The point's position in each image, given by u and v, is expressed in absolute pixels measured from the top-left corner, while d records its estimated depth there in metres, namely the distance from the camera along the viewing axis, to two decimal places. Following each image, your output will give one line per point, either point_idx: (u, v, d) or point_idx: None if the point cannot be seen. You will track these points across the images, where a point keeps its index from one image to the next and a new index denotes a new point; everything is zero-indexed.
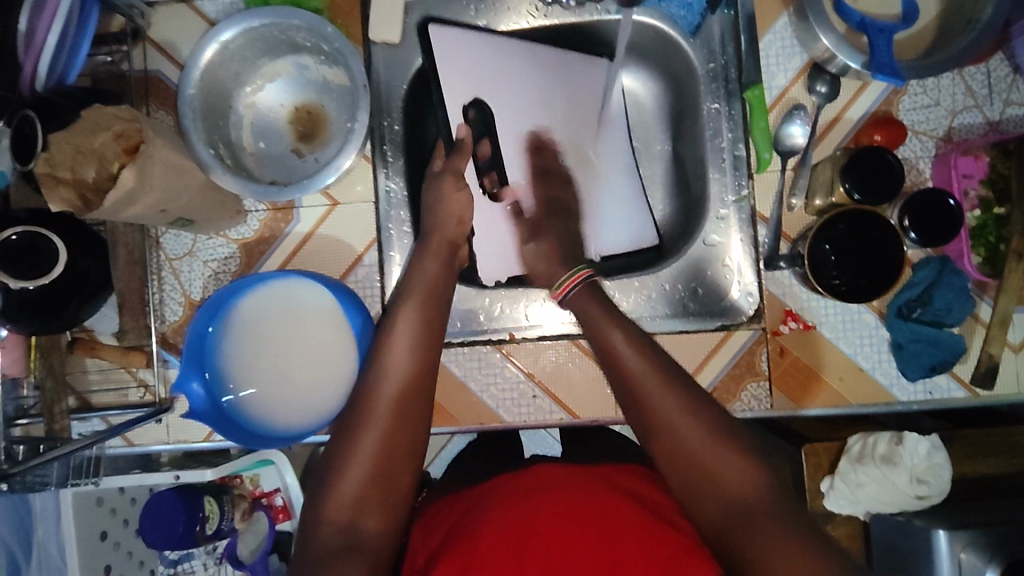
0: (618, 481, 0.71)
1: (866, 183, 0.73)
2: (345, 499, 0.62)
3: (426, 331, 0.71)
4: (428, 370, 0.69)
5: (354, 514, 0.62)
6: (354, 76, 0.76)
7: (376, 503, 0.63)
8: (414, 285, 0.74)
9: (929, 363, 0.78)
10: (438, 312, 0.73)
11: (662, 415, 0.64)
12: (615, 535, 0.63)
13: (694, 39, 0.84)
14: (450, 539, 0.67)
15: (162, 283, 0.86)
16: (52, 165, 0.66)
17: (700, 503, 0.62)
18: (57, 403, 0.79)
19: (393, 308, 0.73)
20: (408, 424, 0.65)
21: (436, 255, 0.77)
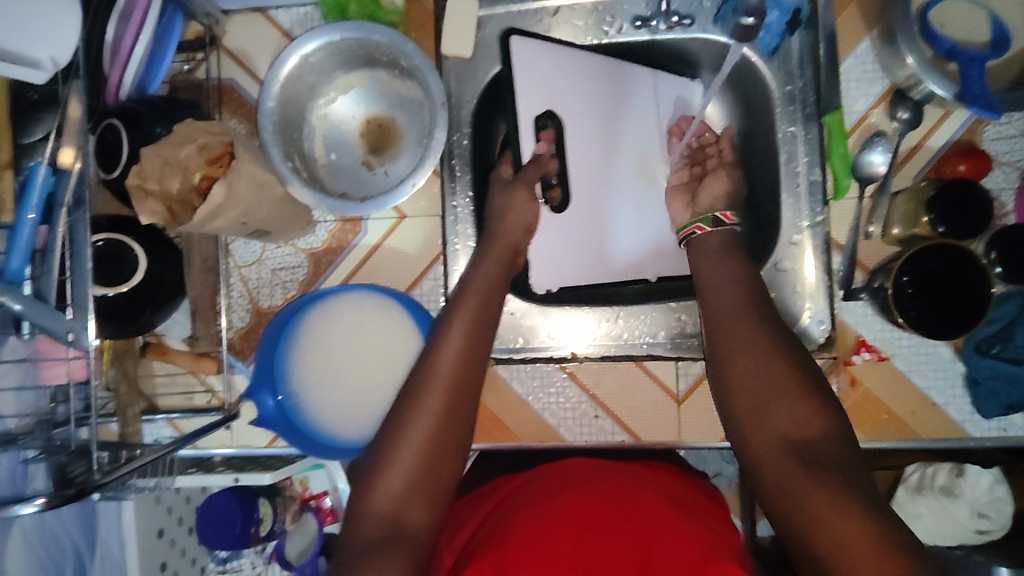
0: (660, 486, 0.72)
1: (951, 217, 0.72)
2: (389, 492, 0.59)
3: (477, 336, 0.67)
4: (474, 368, 0.66)
5: (399, 510, 0.59)
6: (432, 93, 0.76)
7: (422, 495, 0.60)
8: (471, 284, 0.72)
9: (1007, 402, 0.76)
10: (491, 321, 0.70)
11: (745, 358, 0.61)
12: (650, 527, 0.64)
13: (772, 61, 0.82)
14: (483, 540, 0.66)
15: (231, 289, 0.88)
16: (141, 177, 0.66)
17: (765, 425, 0.58)
18: (130, 406, 0.80)
19: (445, 319, 0.70)
20: (455, 429, 0.62)
21: (497, 260, 0.75)
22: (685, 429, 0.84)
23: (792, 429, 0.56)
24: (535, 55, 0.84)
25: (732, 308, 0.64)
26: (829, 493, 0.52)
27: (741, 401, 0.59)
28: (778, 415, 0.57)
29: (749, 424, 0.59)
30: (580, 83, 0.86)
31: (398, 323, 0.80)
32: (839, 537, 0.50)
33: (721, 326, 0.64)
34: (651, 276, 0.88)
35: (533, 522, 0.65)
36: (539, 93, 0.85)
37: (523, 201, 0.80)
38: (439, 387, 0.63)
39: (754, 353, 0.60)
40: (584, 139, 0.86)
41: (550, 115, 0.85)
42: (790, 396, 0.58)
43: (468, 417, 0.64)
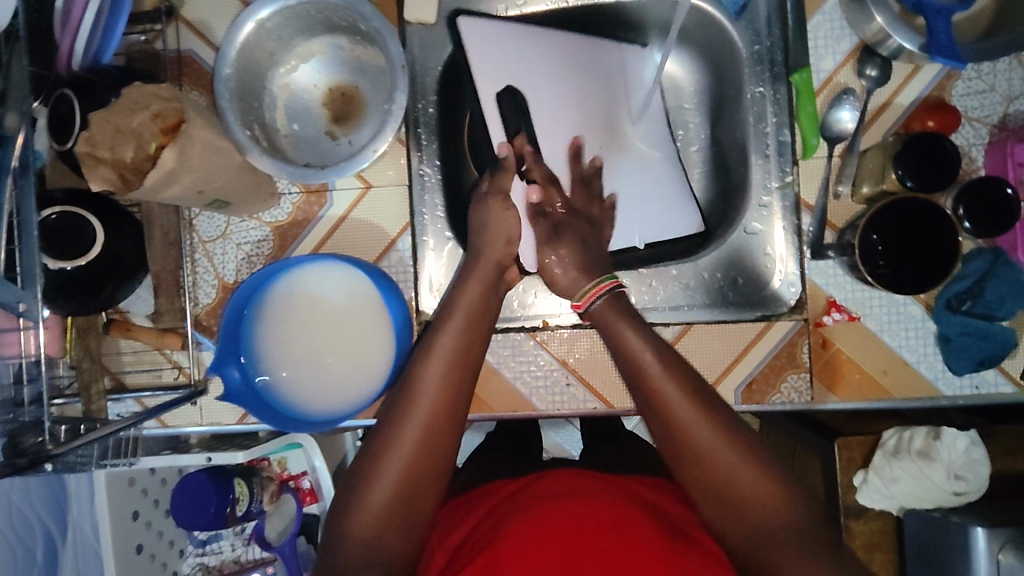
0: (642, 495, 0.72)
1: (920, 169, 0.71)
2: (369, 516, 0.63)
3: (464, 359, 0.69)
4: (458, 389, 0.68)
5: (380, 530, 0.63)
6: (392, 56, 0.75)
7: (400, 517, 0.63)
8: (460, 302, 0.73)
9: (978, 357, 0.76)
10: (479, 336, 0.72)
11: (696, 444, 0.64)
12: (628, 543, 0.63)
13: (739, 21, 0.81)
14: (474, 543, 0.67)
15: (196, 265, 0.86)
16: (92, 144, 0.65)
17: (728, 515, 0.63)
18: (94, 384, 0.78)
19: (436, 327, 0.72)
20: (437, 456, 0.65)
21: (481, 276, 0.76)
22: None
23: (754, 511, 0.61)
24: (486, 34, 0.83)
25: (671, 400, 0.65)
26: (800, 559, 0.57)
27: (698, 489, 0.64)
28: (738, 496, 0.62)
29: (712, 508, 0.63)
30: (539, 53, 0.85)
31: (369, 298, 0.79)
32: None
33: (665, 396, 0.65)
34: (638, 242, 0.87)
35: (519, 526, 0.64)
36: (501, 65, 0.85)
37: (499, 207, 0.79)
38: (421, 419, 0.65)
39: (702, 440, 0.63)
40: (552, 104, 0.87)
41: (511, 90, 0.85)
42: (735, 482, 0.62)
43: (450, 446, 0.66)
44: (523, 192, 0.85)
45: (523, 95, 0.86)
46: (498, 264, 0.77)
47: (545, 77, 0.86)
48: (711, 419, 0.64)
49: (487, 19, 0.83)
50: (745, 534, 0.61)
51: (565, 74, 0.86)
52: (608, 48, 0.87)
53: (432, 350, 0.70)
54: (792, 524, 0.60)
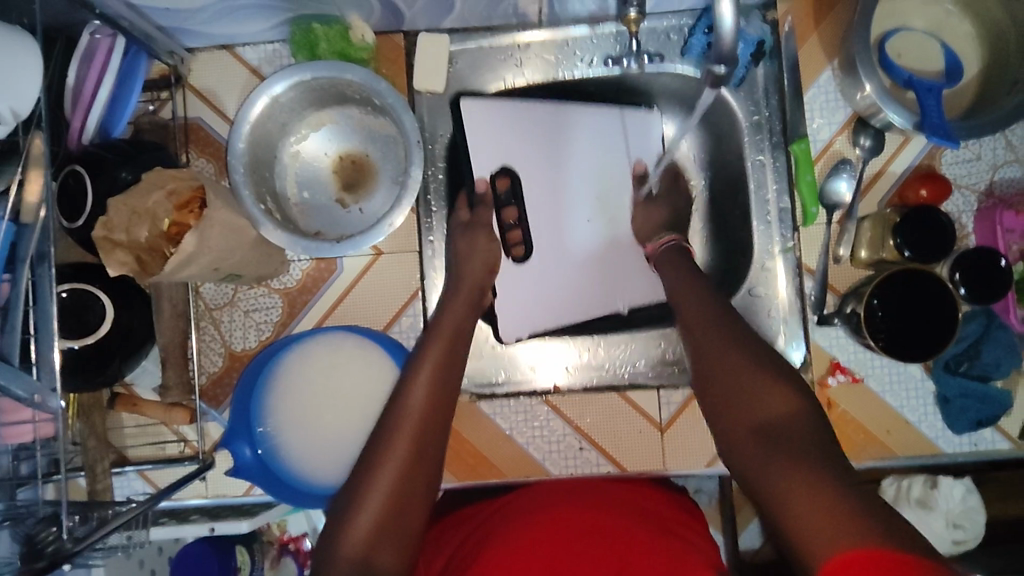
0: (633, 503, 0.72)
1: (917, 240, 0.74)
2: (361, 531, 0.59)
3: (448, 374, 0.69)
4: (447, 403, 0.67)
5: (370, 549, 0.58)
6: (406, 130, 0.76)
7: (390, 535, 0.59)
8: (442, 324, 0.74)
9: (976, 417, 0.79)
10: (464, 346, 0.73)
11: (715, 360, 0.61)
12: (617, 542, 0.63)
13: (739, 91, 0.84)
14: (464, 556, 0.67)
15: (202, 333, 0.85)
16: (108, 228, 0.65)
17: (738, 424, 0.58)
18: (99, 462, 0.77)
19: (417, 352, 0.71)
20: (424, 474, 0.63)
21: (464, 299, 0.77)
22: (670, 456, 0.84)
23: (766, 415, 0.56)
24: (487, 112, 0.86)
25: (700, 314, 0.66)
26: (801, 476, 0.51)
27: (714, 392, 0.60)
28: (749, 407, 0.58)
29: (721, 421, 0.60)
30: (537, 126, 0.87)
31: (379, 365, 0.79)
32: (806, 512, 0.49)
33: (697, 321, 0.66)
34: (621, 307, 0.88)
35: (504, 543, 0.65)
36: (494, 151, 0.86)
37: (484, 242, 0.82)
38: (410, 424, 0.64)
39: (734, 360, 0.61)
40: (539, 185, 0.87)
41: (506, 169, 0.86)
42: (756, 392, 0.58)
43: (438, 457, 0.64)
44: (509, 268, 0.87)
45: (518, 173, 0.87)
46: (480, 287, 0.79)
47: (536, 156, 0.87)
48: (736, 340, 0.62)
49: (486, 100, 0.86)
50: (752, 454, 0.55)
51: (558, 150, 0.87)
52: (602, 116, 0.87)
53: (418, 369, 0.69)
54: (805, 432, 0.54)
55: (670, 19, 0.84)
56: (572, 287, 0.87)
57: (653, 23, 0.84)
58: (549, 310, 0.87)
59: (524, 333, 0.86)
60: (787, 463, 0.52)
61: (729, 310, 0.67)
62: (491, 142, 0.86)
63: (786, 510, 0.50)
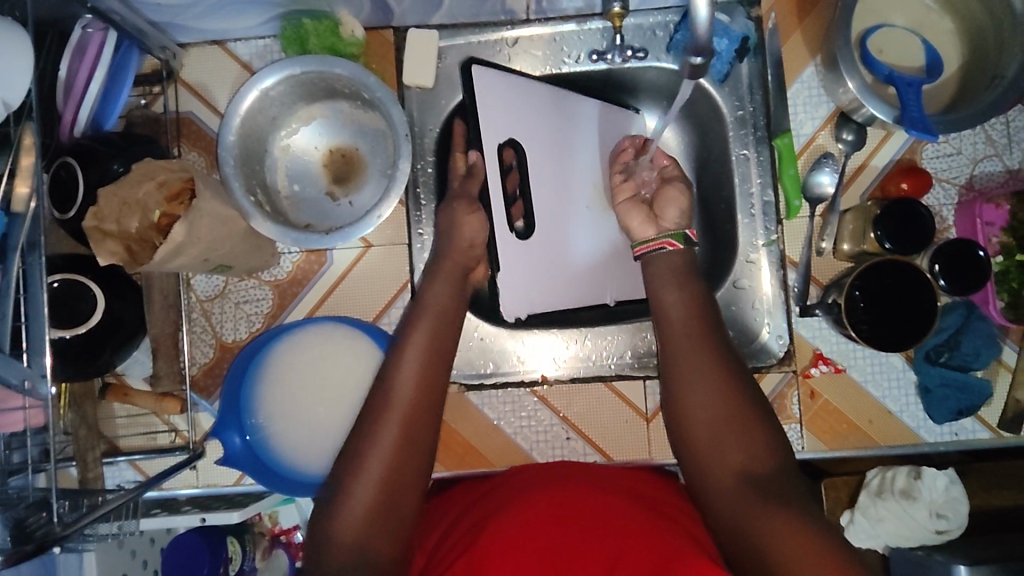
0: (623, 487, 0.73)
1: (898, 233, 0.75)
2: (355, 520, 0.60)
3: (435, 363, 0.67)
4: (435, 387, 0.66)
5: (364, 542, 0.60)
6: (395, 124, 0.77)
7: (383, 529, 0.60)
8: (426, 302, 0.72)
9: (956, 407, 0.80)
10: (450, 327, 0.71)
11: (701, 392, 0.63)
12: (604, 529, 0.64)
13: (723, 86, 0.85)
14: (457, 537, 0.68)
15: (193, 324, 0.86)
16: (99, 218, 0.65)
17: (720, 459, 0.60)
18: (90, 450, 0.78)
19: (402, 333, 0.69)
20: (413, 465, 0.62)
21: (448, 277, 0.75)
22: (655, 447, 0.85)
23: (750, 464, 0.59)
24: (498, 85, 0.84)
25: (687, 333, 0.66)
26: (792, 526, 0.53)
27: (701, 436, 0.61)
28: (734, 448, 0.60)
29: (703, 460, 0.61)
30: (546, 103, 0.86)
31: (367, 357, 0.80)
32: (790, 557, 0.52)
33: (680, 346, 0.65)
34: (609, 300, 0.90)
35: (501, 524, 0.65)
36: (502, 122, 0.84)
37: (466, 211, 0.79)
38: (395, 414, 0.63)
39: (718, 395, 0.62)
40: (541, 163, 0.86)
41: (513, 142, 0.85)
42: (741, 434, 0.60)
43: (428, 444, 0.64)
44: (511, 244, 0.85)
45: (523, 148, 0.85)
46: (463, 267, 0.77)
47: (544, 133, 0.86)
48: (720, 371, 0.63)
49: (497, 71, 0.85)
50: (739, 501, 0.57)
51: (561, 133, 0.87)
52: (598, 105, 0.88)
53: (401, 354, 0.68)
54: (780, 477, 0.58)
55: (656, 15, 0.85)
56: (565, 270, 0.88)
57: (639, 19, 0.85)
58: (545, 296, 0.87)
59: (524, 314, 0.87)
60: (771, 509, 0.55)
61: (715, 323, 0.67)
62: (500, 115, 0.84)
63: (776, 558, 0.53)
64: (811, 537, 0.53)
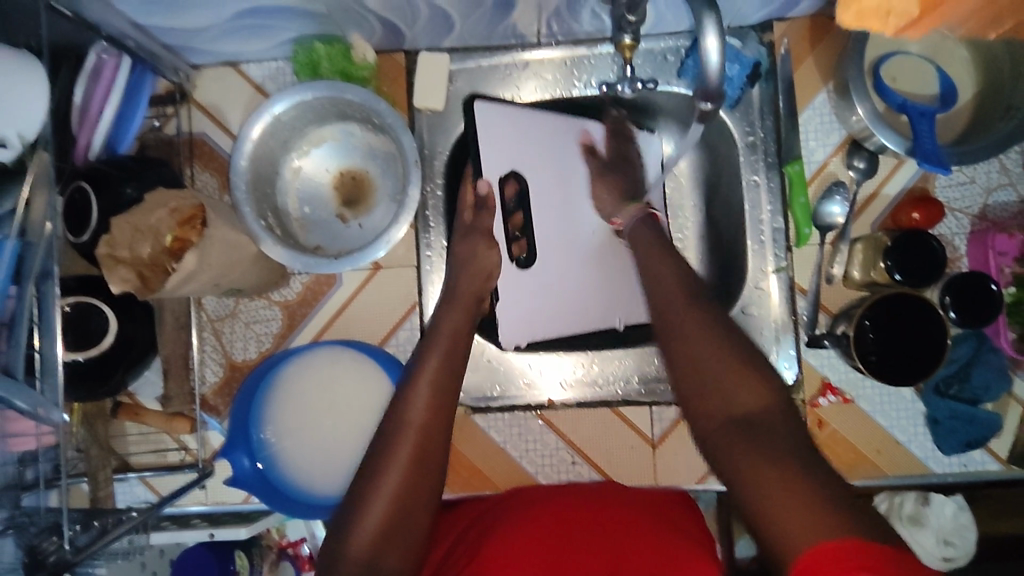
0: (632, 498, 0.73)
1: (907, 264, 0.75)
2: (365, 536, 0.60)
3: (447, 379, 0.67)
4: (446, 409, 0.65)
5: (375, 556, 0.60)
6: (405, 150, 0.77)
7: (393, 547, 0.61)
8: (443, 323, 0.73)
9: (966, 439, 0.79)
10: (464, 345, 0.71)
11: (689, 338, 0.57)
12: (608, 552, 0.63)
13: (734, 111, 0.85)
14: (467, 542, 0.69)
15: (204, 343, 0.87)
16: (111, 246, 0.66)
17: (705, 401, 0.54)
18: (101, 469, 0.79)
19: (416, 360, 0.69)
20: (425, 483, 0.62)
21: (462, 308, 0.75)
22: (661, 473, 0.85)
23: (740, 404, 0.52)
24: (499, 116, 0.82)
25: (675, 289, 0.62)
26: (781, 468, 0.47)
27: (686, 377, 0.56)
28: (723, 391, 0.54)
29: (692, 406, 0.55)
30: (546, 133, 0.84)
31: (377, 381, 0.81)
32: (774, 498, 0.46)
33: (667, 302, 0.61)
34: (618, 324, 0.89)
35: (510, 529, 0.67)
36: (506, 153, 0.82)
37: (486, 247, 0.79)
38: (411, 434, 0.63)
39: (701, 339, 0.56)
40: (549, 194, 0.84)
41: (516, 174, 0.83)
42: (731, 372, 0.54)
43: (440, 461, 0.64)
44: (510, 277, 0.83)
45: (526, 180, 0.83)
46: (476, 296, 0.76)
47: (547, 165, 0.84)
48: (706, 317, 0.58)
49: (502, 103, 0.82)
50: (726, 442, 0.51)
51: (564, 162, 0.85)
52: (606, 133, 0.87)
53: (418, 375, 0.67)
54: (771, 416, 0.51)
55: (667, 40, 0.85)
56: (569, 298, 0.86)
57: (650, 44, 0.85)
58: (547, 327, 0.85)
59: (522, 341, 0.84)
60: (758, 450, 0.49)
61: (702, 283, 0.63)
62: (502, 146, 0.82)
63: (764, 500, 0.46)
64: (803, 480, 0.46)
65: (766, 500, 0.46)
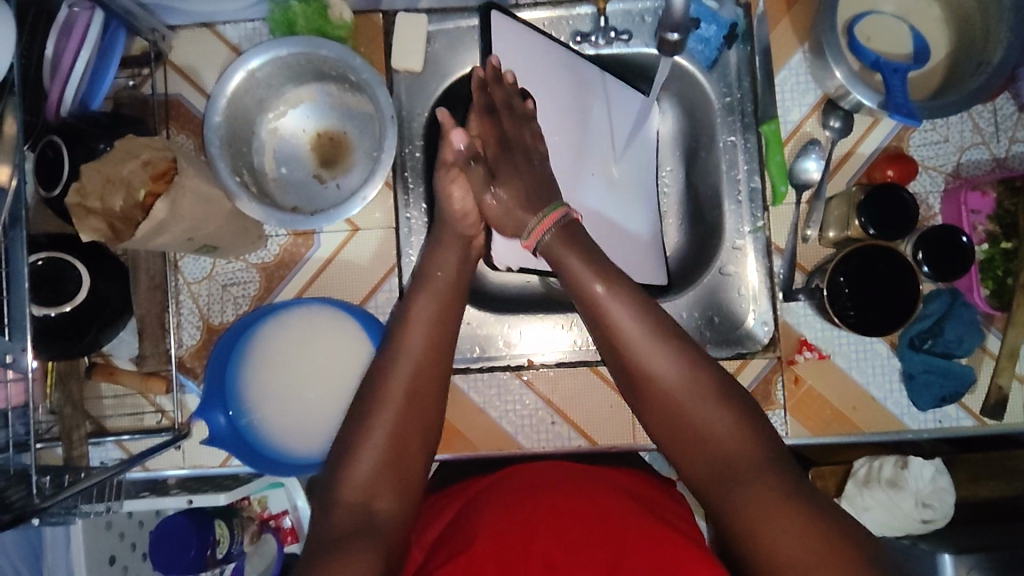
0: (627, 486, 0.73)
1: (880, 218, 0.75)
2: (358, 481, 0.61)
3: (441, 326, 0.70)
4: (441, 353, 0.68)
5: (368, 498, 0.60)
6: (381, 106, 0.77)
7: (388, 485, 0.61)
8: (434, 270, 0.74)
9: (939, 394, 0.80)
10: (453, 306, 0.72)
11: (667, 392, 0.62)
12: (613, 534, 0.63)
13: (711, 73, 0.85)
14: (465, 517, 0.69)
15: (180, 306, 0.86)
16: (82, 195, 0.66)
17: (690, 460, 0.61)
18: (75, 430, 0.78)
19: (406, 305, 0.72)
20: (417, 423, 0.64)
21: (449, 245, 0.76)
22: (640, 432, 0.85)
23: (724, 455, 0.60)
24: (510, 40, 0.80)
25: (640, 337, 0.64)
26: (777, 515, 0.55)
27: (664, 432, 0.63)
28: (704, 449, 0.61)
29: (679, 456, 0.62)
30: (550, 67, 0.82)
31: (354, 340, 0.81)
32: (774, 542, 0.54)
33: (638, 358, 0.64)
34: None
35: (506, 506, 0.68)
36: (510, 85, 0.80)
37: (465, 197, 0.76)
38: (404, 378, 0.65)
39: (676, 396, 0.62)
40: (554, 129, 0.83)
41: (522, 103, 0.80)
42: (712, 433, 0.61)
43: (436, 404, 0.66)
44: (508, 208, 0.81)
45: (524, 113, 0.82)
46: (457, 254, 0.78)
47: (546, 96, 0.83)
48: (678, 369, 0.63)
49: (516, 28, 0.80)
50: (720, 490, 0.59)
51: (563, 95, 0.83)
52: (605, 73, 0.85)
53: (408, 323, 0.70)
54: (757, 463, 0.59)
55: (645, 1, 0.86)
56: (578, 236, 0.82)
57: (628, 4, 0.86)
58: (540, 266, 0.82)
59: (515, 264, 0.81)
60: (757, 496, 0.56)
61: (674, 329, 0.65)
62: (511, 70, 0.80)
63: (769, 551, 0.54)
64: (800, 522, 0.54)
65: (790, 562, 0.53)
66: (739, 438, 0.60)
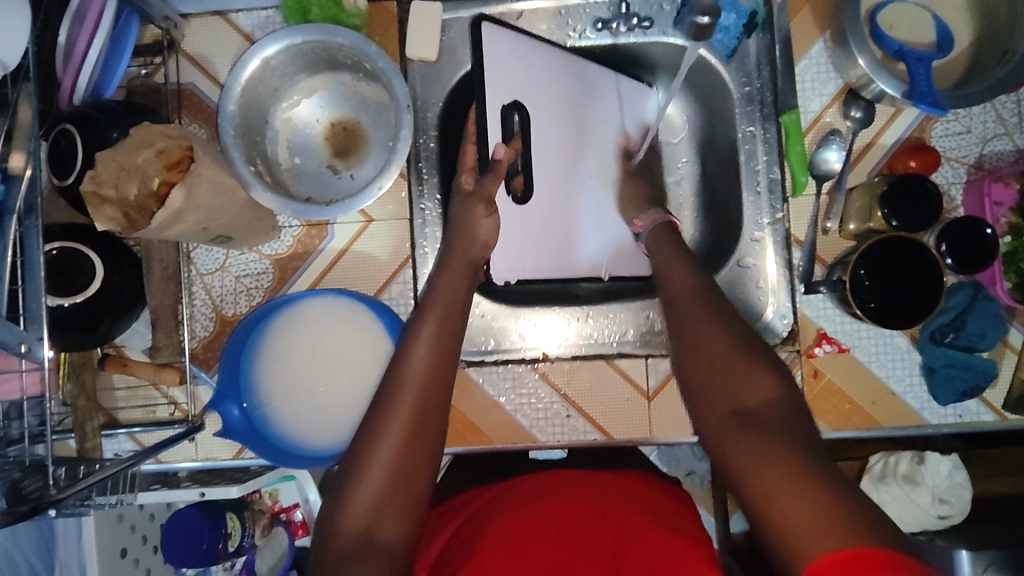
0: (643, 497, 0.71)
1: (904, 209, 0.74)
2: (364, 501, 0.56)
3: (446, 336, 0.65)
4: (446, 370, 0.63)
5: (372, 523, 0.56)
6: (397, 95, 0.76)
7: (397, 504, 0.57)
8: (437, 283, 0.70)
9: (961, 388, 0.79)
10: (457, 325, 0.67)
11: (705, 332, 0.61)
12: (618, 532, 0.64)
13: (730, 63, 0.84)
14: (474, 528, 0.68)
15: (193, 297, 0.86)
16: (97, 183, 0.64)
17: (709, 404, 0.58)
18: (88, 421, 0.77)
19: (413, 323, 0.66)
20: (424, 443, 0.59)
21: (460, 266, 0.72)
22: (657, 426, 0.84)
23: (742, 404, 0.56)
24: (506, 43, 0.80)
25: (689, 289, 0.66)
26: (788, 477, 0.50)
27: (690, 369, 0.61)
28: (722, 393, 0.58)
29: (700, 401, 0.59)
30: (551, 67, 0.82)
31: (370, 333, 0.80)
32: (783, 503, 0.49)
33: (681, 310, 0.65)
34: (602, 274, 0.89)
35: (517, 514, 0.67)
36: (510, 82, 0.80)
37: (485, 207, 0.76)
38: (411, 392, 0.60)
39: (709, 337, 0.61)
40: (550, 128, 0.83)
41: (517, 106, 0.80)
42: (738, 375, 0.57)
43: (441, 421, 0.61)
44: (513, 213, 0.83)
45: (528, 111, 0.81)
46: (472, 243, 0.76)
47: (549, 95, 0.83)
48: (713, 316, 0.62)
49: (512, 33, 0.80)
50: (732, 439, 0.55)
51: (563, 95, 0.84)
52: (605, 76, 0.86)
53: (414, 338, 0.65)
54: (779, 416, 0.55)
55: None
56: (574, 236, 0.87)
57: None
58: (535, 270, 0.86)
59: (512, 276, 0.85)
60: (769, 454, 0.52)
61: (716, 292, 0.66)
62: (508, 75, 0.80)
63: (776, 506, 0.49)
64: (812, 483, 0.49)
65: (792, 519, 0.48)
66: (769, 395, 0.56)
